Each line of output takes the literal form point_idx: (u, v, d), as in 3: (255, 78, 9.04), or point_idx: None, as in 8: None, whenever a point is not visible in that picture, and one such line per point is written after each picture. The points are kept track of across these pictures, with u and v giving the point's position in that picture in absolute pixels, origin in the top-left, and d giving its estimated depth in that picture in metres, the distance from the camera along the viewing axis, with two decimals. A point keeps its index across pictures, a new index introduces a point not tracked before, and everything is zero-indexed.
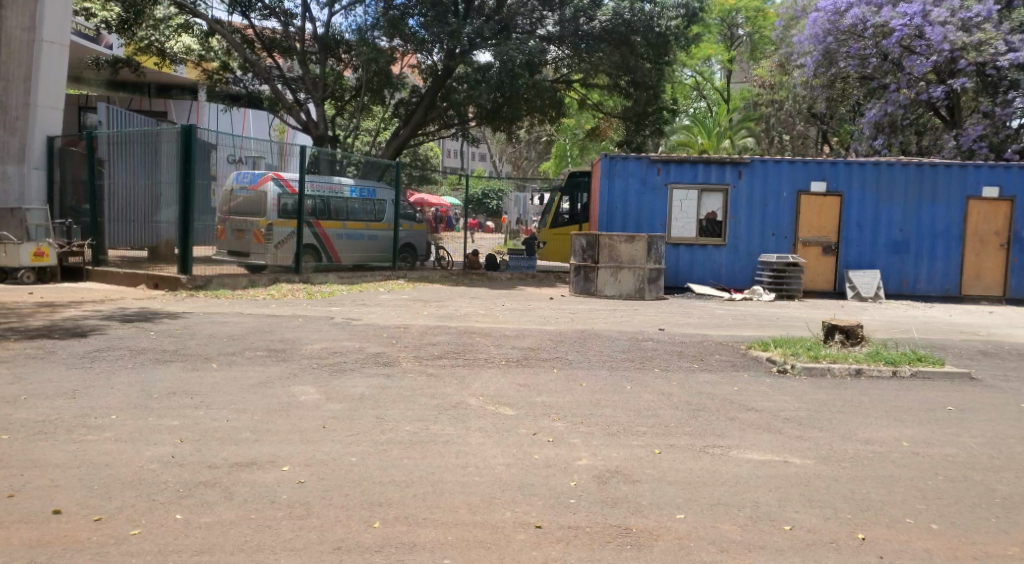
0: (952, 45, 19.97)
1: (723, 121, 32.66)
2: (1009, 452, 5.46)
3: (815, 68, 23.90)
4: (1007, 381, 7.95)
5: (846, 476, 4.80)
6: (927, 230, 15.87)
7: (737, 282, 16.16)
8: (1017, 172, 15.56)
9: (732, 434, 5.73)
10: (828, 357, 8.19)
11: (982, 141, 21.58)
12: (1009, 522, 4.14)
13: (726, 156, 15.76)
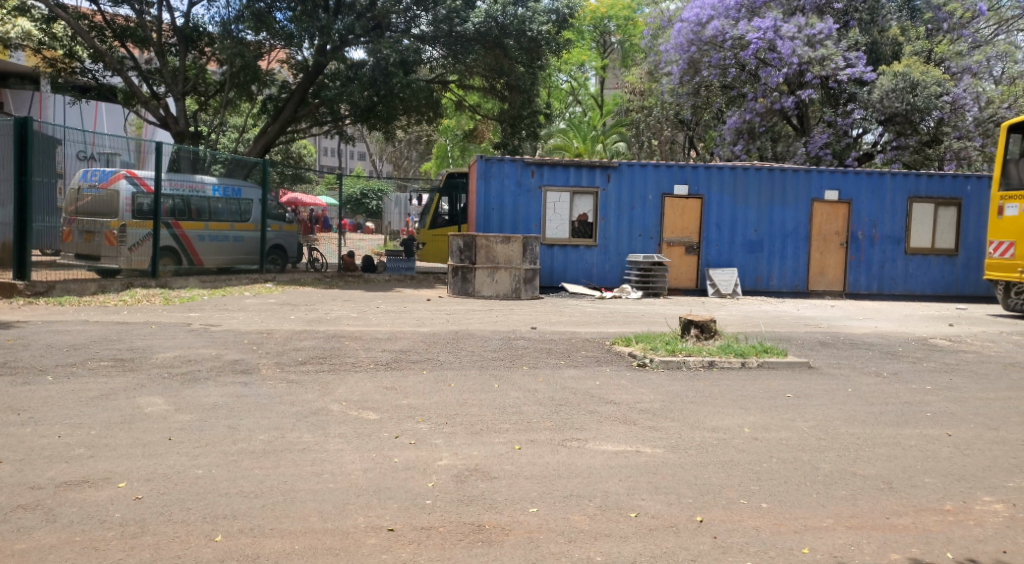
0: (800, 58, 21.72)
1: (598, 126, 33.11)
2: (835, 433, 5.90)
3: (681, 76, 24.79)
4: (841, 369, 8.63)
5: (692, 464, 5.04)
6: (778, 231, 16.93)
7: (607, 281, 16.64)
8: (854, 176, 16.94)
9: (590, 427, 5.89)
10: (684, 351, 8.58)
11: (827, 149, 23.22)
12: (829, 496, 4.48)
13: (596, 160, 16.20)
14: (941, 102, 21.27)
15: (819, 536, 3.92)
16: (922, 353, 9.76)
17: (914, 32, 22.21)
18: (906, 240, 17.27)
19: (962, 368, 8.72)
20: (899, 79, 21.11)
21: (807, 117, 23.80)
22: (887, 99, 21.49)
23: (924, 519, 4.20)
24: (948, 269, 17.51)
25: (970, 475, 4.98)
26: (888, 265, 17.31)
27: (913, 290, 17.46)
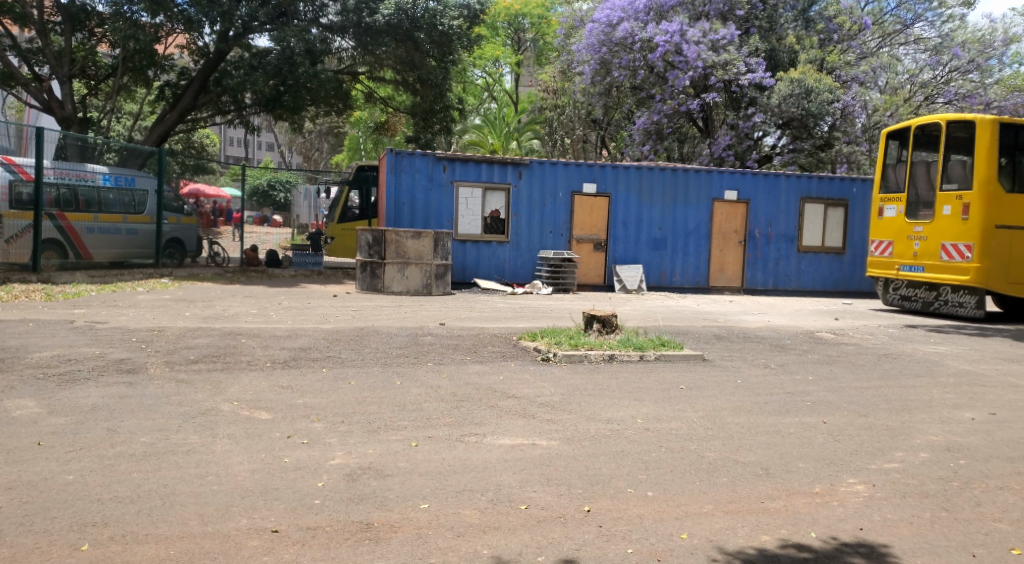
0: (704, 63, 22.52)
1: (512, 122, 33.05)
2: (722, 423, 6.13)
3: (593, 77, 25.10)
4: (734, 361, 8.97)
5: (584, 455, 5.14)
6: (681, 229, 17.44)
7: (519, 277, 16.68)
8: (751, 177, 17.64)
9: (489, 421, 5.92)
10: (586, 345, 8.73)
11: (730, 150, 24.00)
12: (711, 484, 4.68)
13: (507, 156, 16.19)
14: (833, 109, 22.44)
15: (697, 522, 4.10)
16: (808, 346, 10.27)
17: (809, 41, 23.04)
18: (799, 239, 18.13)
19: (843, 360, 9.22)
20: (795, 86, 22.09)
21: (712, 119, 24.62)
22: (785, 104, 22.46)
23: (795, 502, 4.45)
24: (836, 266, 18.53)
25: (840, 459, 5.28)
26: (782, 262, 18.12)
27: (805, 286, 18.36)
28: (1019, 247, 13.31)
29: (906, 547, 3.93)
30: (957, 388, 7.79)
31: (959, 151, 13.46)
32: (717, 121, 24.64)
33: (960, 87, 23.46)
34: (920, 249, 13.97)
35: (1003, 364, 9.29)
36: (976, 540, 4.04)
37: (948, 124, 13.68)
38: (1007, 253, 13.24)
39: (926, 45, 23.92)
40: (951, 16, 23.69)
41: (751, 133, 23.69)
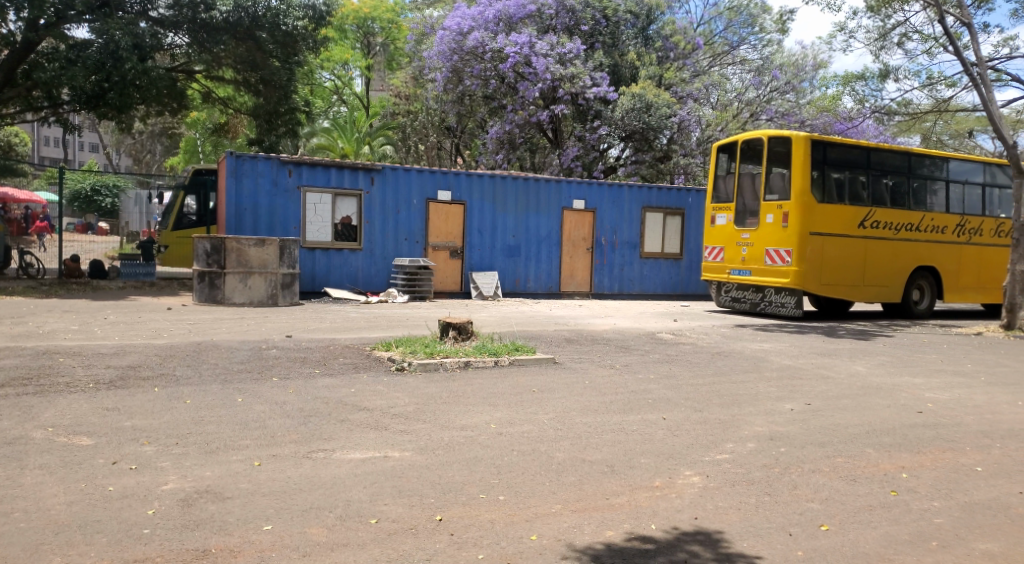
0: (553, 75, 23.19)
1: (363, 128, 32.10)
2: (571, 423, 6.29)
3: (445, 84, 25.28)
4: (582, 363, 9.23)
5: (437, 464, 5.10)
6: (533, 236, 17.79)
7: (373, 285, 16.29)
8: (597, 187, 18.30)
9: (338, 436, 5.75)
10: (441, 352, 8.68)
11: (577, 161, 24.87)
12: (559, 484, 4.79)
13: (358, 161, 15.81)
14: (671, 123, 23.71)
15: (546, 523, 4.18)
16: (650, 346, 10.77)
17: (648, 58, 24.23)
18: (642, 246, 19.02)
19: (681, 359, 9.74)
20: (636, 100, 23.16)
21: (561, 130, 25.20)
22: (628, 117, 23.53)
23: (638, 496, 4.64)
24: (675, 271, 19.62)
25: (678, 452, 5.56)
26: (627, 268, 18.94)
27: (647, 290, 19.28)
28: (832, 252, 14.61)
29: (735, 530, 4.19)
30: (779, 382, 8.42)
31: (779, 164, 14.58)
32: (566, 132, 25.30)
33: (779, 106, 25.47)
34: (748, 254, 15.05)
35: (819, 358, 10.15)
36: (794, 519, 4.38)
37: (769, 139, 14.80)
38: (822, 257, 14.50)
39: (750, 66, 25.80)
40: (770, 41, 25.75)
41: (597, 144, 24.62)
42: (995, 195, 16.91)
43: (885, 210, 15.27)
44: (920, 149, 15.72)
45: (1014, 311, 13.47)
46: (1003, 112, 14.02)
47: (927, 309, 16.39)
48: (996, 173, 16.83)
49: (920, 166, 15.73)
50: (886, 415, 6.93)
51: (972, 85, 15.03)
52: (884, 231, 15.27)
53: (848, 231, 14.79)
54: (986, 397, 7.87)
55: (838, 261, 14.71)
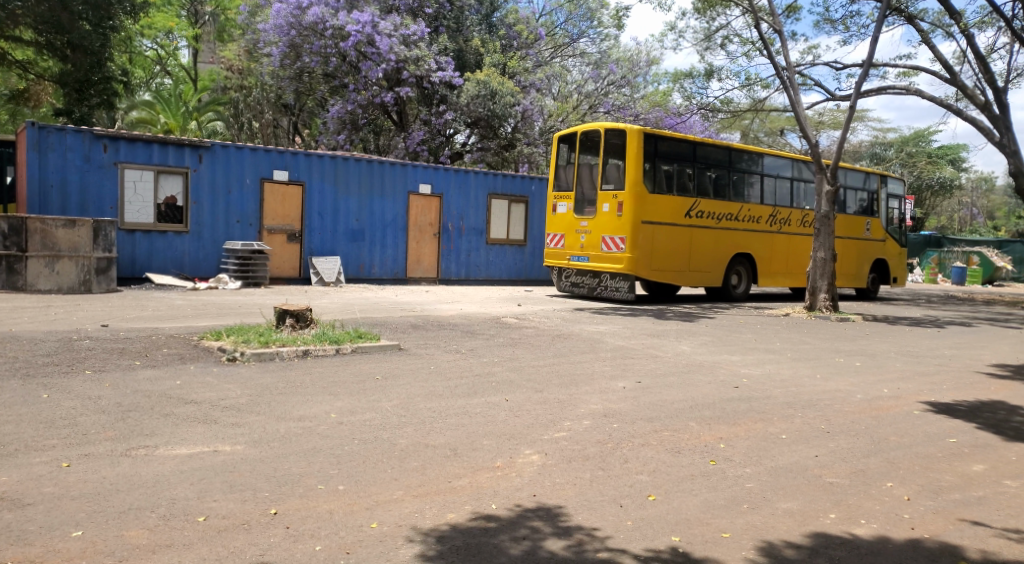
0: (397, 56, 22.76)
1: (190, 102, 30.16)
2: (414, 409, 6.23)
3: (281, 59, 24.11)
4: (427, 348, 9.17)
5: (272, 456, 4.89)
6: (377, 221, 17.46)
7: (201, 271, 15.32)
8: (443, 172, 18.27)
9: (162, 431, 5.36)
10: (277, 341, 8.30)
11: (423, 145, 24.61)
12: (401, 470, 4.73)
13: (184, 137, 14.82)
14: (514, 111, 24.00)
15: (387, 509, 4.12)
16: (494, 330, 10.88)
17: (492, 46, 24.39)
18: (488, 232, 19.23)
19: (523, 342, 9.93)
20: (481, 87, 23.26)
21: (405, 113, 24.89)
22: (472, 104, 23.64)
23: (479, 477, 4.67)
24: (520, 257, 20.03)
25: (518, 433, 5.66)
26: (473, 254, 19.07)
27: (493, 276, 19.54)
28: (662, 240, 15.42)
29: (571, 505, 4.32)
30: (614, 362, 8.80)
31: (615, 156, 15.19)
32: (410, 115, 24.99)
33: (616, 99, 26.74)
34: (586, 241, 15.61)
35: (649, 338, 10.69)
36: (624, 492, 4.57)
37: (605, 131, 15.38)
38: (652, 244, 15.27)
39: (589, 59, 26.60)
40: (607, 36, 26.50)
41: (442, 130, 24.52)
42: (802, 189, 18.54)
43: (708, 201, 16.30)
44: (739, 145, 16.90)
45: (815, 293, 14.81)
46: (808, 113, 15.34)
47: (744, 293, 17.69)
48: (803, 169, 18.42)
49: (739, 160, 16.94)
50: (707, 391, 7.42)
51: (783, 88, 16.28)
52: (708, 220, 16.29)
53: (676, 220, 15.66)
54: (791, 371, 8.62)
55: (667, 248, 15.55)
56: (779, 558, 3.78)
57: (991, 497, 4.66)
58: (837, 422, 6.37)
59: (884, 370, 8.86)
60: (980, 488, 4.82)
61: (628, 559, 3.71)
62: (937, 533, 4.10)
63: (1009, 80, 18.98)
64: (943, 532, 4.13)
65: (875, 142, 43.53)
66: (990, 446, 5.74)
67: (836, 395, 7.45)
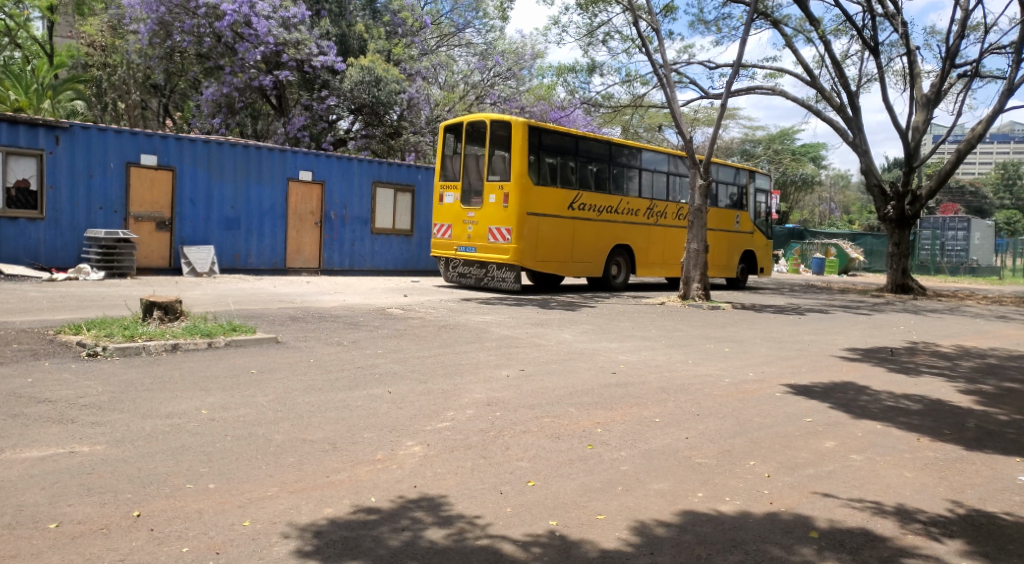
0: (275, 39, 21.94)
1: (44, 78, 27.91)
2: (292, 403, 6.07)
3: (149, 38, 22.50)
4: (306, 341, 8.92)
5: (136, 456, 4.64)
6: (254, 208, 16.83)
7: (58, 261, 14.30)
8: (325, 159, 17.83)
9: (9, 433, 4.97)
10: (143, 335, 7.87)
11: (305, 131, 23.96)
12: (277, 466, 4.60)
13: (38, 116, 13.75)
14: (399, 99, 23.72)
15: (261, 507, 3.99)
16: (378, 322, 10.73)
17: (376, 31, 24.07)
18: (372, 221, 18.94)
19: (408, 333, 9.85)
20: (365, 73, 22.91)
21: (285, 98, 24.15)
22: (356, 90, 23.19)
23: (358, 471, 4.61)
24: (405, 247, 19.87)
25: (400, 425, 5.61)
26: (357, 244, 18.73)
27: (378, 266, 19.27)
28: (546, 231, 15.65)
29: (452, 494, 4.34)
30: (498, 351, 8.88)
31: (500, 147, 15.28)
32: (290, 99, 24.23)
33: (502, 91, 26.74)
34: (473, 232, 15.65)
35: (533, 328, 10.84)
36: (504, 478, 4.64)
37: (491, 122, 15.43)
38: (537, 235, 15.47)
39: (475, 49, 26.63)
40: (493, 27, 26.74)
41: (325, 115, 23.98)
42: (677, 183, 19.28)
43: (590, 193, 16.67)
44: (620, 139, 17.36)
45: (689, 283, 15.43)
46: (682, 110, 15.93)
47: (623, 283, 18.22)
48: (678, 164, 19.16)
49: (619, 154, 17.41)
50: (587, 377, 7.61)
51: (659, 84, 16.85)
52: (589, 212, 16.68)
53: (560, 212, 15.93)
54: (666, 357, 8.97)
55: (550, 239, 15.80)
56: (651, 536, 3.93)
57: (840, 470, 5.02)
58: (706, 405, 6.68)
59: (749, 355, 9.38)
60: (829, 463, 5.18)
61: (507, 545, 3.76)
62: (792, 506, 4.38)
63: (861, 85, 20.39)
64: (796, 504, 4.42)
65: (745, 139, 45.86)
66: (840, 424, 6.19)
67: (705, 379, 7.81)
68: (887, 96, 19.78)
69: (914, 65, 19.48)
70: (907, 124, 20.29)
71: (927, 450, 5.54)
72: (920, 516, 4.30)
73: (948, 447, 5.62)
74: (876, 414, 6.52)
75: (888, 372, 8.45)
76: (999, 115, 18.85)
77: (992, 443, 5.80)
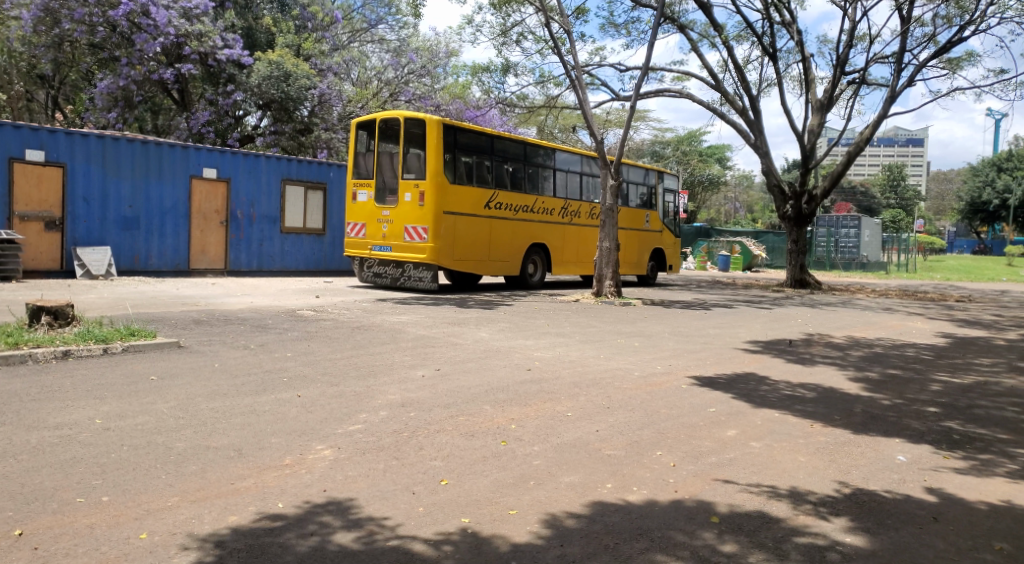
0: (176, 30, 21.04)
1: None
2: (195, 410, 5.85)
3: (33, 25, 20.84)
4: (211, 345, 8.62)
5: (22, 471, 4.38)
6: (155, 207, 16.15)
7: None
8: (231, 156, 17.29)
9: None
10: (30, 342, 7.43)
11: (209, 126, 23.18)
12: (178, 475, 4.43)
13: None
14: (309, 95, 23.25)
15: (159, 518, 3.84)
16: (288, 324, 10.48)
17: (285, 25, 23.65)
18: (281, 220, 18.48)
19: (319, 335, 9.65)
20: (274, 68, 22.42)
21: (188, 92, 23.41)
22: (264, 85, 22.57)
23: (265, 477, 4.49)
24: (317, 247, 19.47)
25: (309, 429, 5.49)
26: (265, 243, 18.23)
27: (288, 267, 18.82)
28: (462, 230, 15.62)
29: (363, 496, 4.27)
30: (413, 351, 8.80)
31: (415, 145, 15.15)
32: (193, 94, 23.46)
33: (416, 88, 26.47)
34: (387, 231, 15.45)
35: (448, 327, 10.78)
36: (417, 478, 4.60)
37: (405, 120, 15.27)
38: (453, 234, 15.43)
39: (388, 46, 26.32)
40: (406, 24, 26.48)
41: (231, 111, 23.30)
42: (590, 183, 19.58)
43: (506, 193, 16.73)
44: (534, 140, 17.50)
45: (602, 280, 15.69)
46: (593, 112, 16.17)
47: (539, 281, 18.36)
48: (591, 164, 19.44)
49: (534, 154, 17.54)
50: (502, 374, 7.65)
51: (571, 85, 17.04)
52: (504, 211, 16.72)
53: (476, 211, 15.94)
54: (578, 353, 9.11)
55: (466, 238, 15.76)
56: (561, 528, 3.98)
57: (741, 457, 5.20)
58: (616, 398, 6.81)
59: (658, 349, 9.62)
60: (731, 450, 5.36)
61: (418, 544, 3.73)
62: (696, 493, 4.51)
63: (761, 90, 21.18)
64: (698, 491, 4.55)
65: (655, 140, 46.87)
66: (742, 413, 6.42)
67: (616, 373, 7.97)
68: (785, 101, 20.62)
69: (809, 71, 20.38)
70: (803, 127, 21.19)
71: (819, 435, 5.81)
72: (812, 497, 4.50)
73: (839, 432, 5.90)
74: (775, 403, 6.80)
75: (786, 363, 8.82)
76: (885, 120, 19.91)
77: (877, 426, 6.14)
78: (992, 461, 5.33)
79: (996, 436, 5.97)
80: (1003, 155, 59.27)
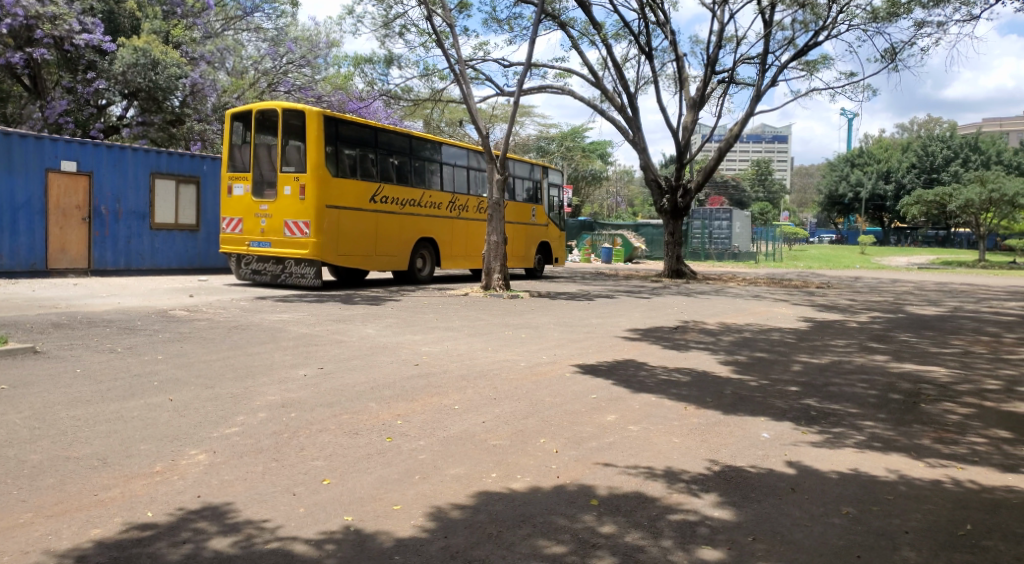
0: (27, 11, 19.43)
1: None
2: (53, 419, 5.48)
3: None
4: (72, 350, 8.08)
5: None
6: (6, 202, 14.96)
7: None
8: (93, 149, 16.29)
9: None
10: None
11: (68, 116, 21.91)
12: (32, 489, 4.14)
13: None
14: (180, 84, 22.10)
15: (10, 537, 3.58)
16: (159, 325, 9.99)
17: (151, 10, 21.91)
18: (151, 216, 17.55)
19: (194, 336, 9.24)
20: (139, 55, 21.04)
21: (42, 78, 21.95)
22: (129, 73, 21.21)
23: (132, 485, 4.27)
24: (191, 243, 18.60)
25: (182, 433, 5.26)
26: (134, 240, 17.26)
27: (159, 265, 17.88)
28: (346, 225, 15.33)
29: (240, 500, 4.14)
30: (294, 350, 8.58)
31: (294, 137, 14.72)
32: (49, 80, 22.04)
33: (296, 78, 26.05)
34: (266, 226, 14.94)
35: (333, 324, 10.58)
36: (298, 479, 4.50)
37: (283, 112, 14.82)
38: (337, 229, 15.12)
39: (265, 35, 25.55)
40: (283, 12, 25.69)
41: (92, 100, 21.96)
42: (476, 177, 19.62)
43: (391, 186, 16.54)
44: (421, 134, 17.36)
45: (490, 273, 15.79)
46: (477, 107, 16.26)
47: (427, 276, 18.27)
48: (477, 158, 19.51)
49: (420, 148, 17.40)
50: (387, 370, 7.58)
51: (455, 80, 17.07)
52: (390, 205, 16.52)
53: (360, 205, 15.68)
54: (465, 346, 9.15)
55: (350, 233, 15.47)
56: (445, 520, 3.99)
57: (619, 441, 5.38)
58: (502, 389, 6.89)
59: (543, 339, 9.81)
60: (610, 435, 5.54)
61: (298, 545, 3.66)
62: (577, 478, 4.63)
63: (639, 87, 21.91)
64: (579, 476, 4.68)
65: (540, 136, 47.52)
66: (622, 398, 6.64)
67: (503, 364, 8.06)
68: (661, 98, 21.41)
69: (682, 70, 21.22)
70: (678, 124, 22.05)
71: (692, 417, 6.08)
72: (685, 476, 4.71)
73: (710, 413, 6.20)
74: (652, 388, 7.07)
75: (663, 349, 9.18)
76: (751, 118, 21.00)
77: (744, 406, 6.49)
78: (844, 433, 5.75)
79: (848, 411, 6.44)
80: (856, 150, 63.85)
